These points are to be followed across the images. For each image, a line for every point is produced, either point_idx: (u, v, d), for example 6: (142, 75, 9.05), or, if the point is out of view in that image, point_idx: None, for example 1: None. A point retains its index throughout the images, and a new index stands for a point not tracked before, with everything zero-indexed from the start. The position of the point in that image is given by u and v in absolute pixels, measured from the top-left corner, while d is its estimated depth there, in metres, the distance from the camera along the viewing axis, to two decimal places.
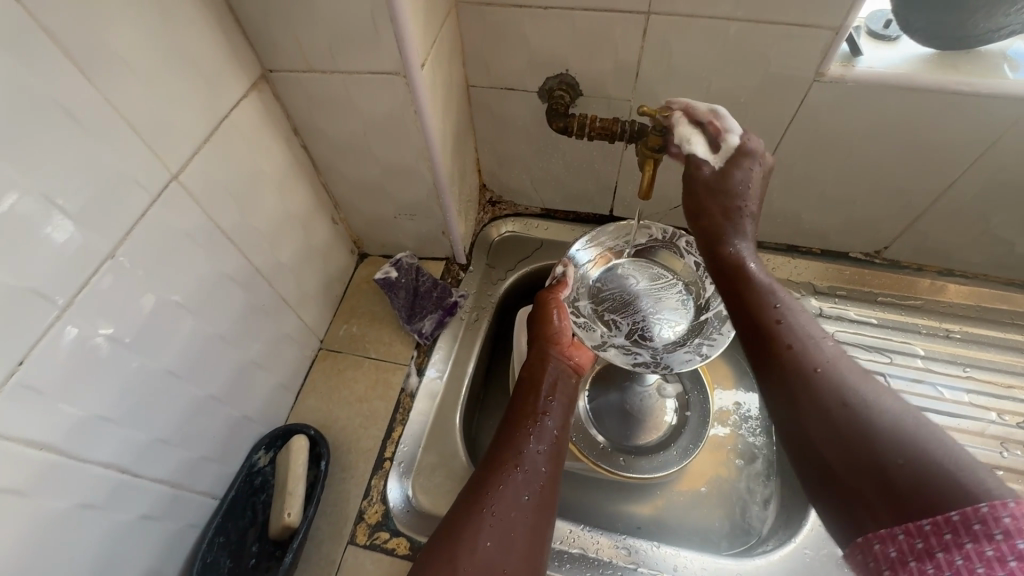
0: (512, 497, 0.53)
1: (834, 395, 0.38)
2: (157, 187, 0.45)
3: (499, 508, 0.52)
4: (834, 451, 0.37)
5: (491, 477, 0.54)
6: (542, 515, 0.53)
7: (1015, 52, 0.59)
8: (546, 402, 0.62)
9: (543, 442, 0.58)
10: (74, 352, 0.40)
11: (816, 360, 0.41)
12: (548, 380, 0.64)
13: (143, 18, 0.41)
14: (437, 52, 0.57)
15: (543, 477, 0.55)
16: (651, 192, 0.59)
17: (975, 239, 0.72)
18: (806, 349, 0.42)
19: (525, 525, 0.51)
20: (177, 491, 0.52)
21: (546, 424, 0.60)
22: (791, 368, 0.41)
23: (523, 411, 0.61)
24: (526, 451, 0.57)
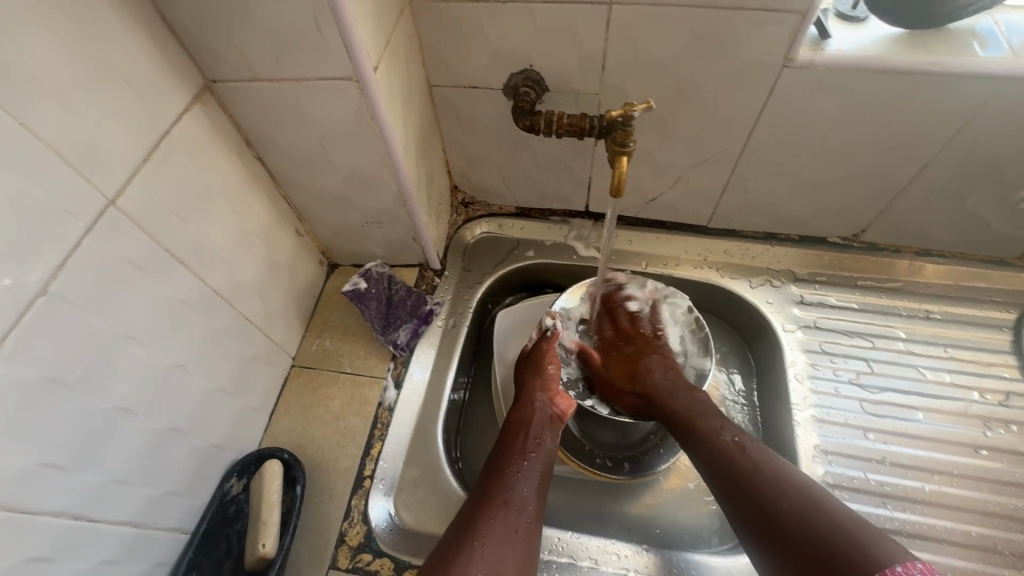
0: (503, 533, 0.51)
1: (765, 489, 0.50)
2: (92, 215, 0.42)
3: (489, 547, 0.50)
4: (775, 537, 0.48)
5: (480, 512, 0.53)
6: (529, 555, 0.51)
7: (984, 28, 0.58)
8: (534, 442, 0.61)
9: (533, 482, 0.57)
10: (11, 399, 0.37)
11: (747, 459, 0.53)
12: (537, 420, 0.63)
13: (62, 34, 0.38)
14: (390, 53, 0.55)
15: (531, 515, 0.54)
16: (622, 188, 0.57)
17: (952, 218, 0.71)
18: (743, 449, 0.54)
19: (514, 564, 0.50)
20: (141, 531, 0.50)
21: (535, 462, 0.59)
22: (733, 468, 0.53)
23: (510, 447, 0.60)
24: (516, 487, 0.56)
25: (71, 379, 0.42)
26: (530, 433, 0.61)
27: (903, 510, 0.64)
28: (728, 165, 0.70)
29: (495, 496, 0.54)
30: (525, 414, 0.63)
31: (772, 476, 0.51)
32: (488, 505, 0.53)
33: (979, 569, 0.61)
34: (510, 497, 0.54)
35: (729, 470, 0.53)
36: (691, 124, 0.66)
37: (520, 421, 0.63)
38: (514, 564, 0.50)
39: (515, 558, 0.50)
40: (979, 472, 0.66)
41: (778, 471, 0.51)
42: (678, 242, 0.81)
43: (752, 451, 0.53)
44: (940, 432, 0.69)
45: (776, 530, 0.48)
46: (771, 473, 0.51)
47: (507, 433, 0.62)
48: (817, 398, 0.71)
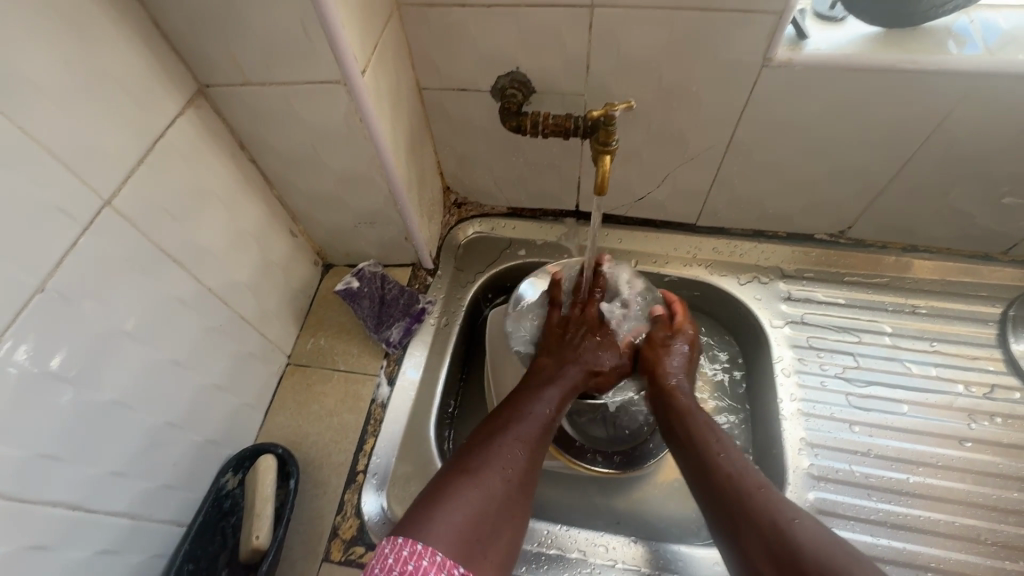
0: (509, 474, 0.51)
1: (763, 519, 0.50)
2: (88, 216, 0.43)
3: (497, 482, 0.50)
4: (759, 548, 0.49)
5: (494, 448, 0.53)
6: (527, 504, 0.51)
7: (960, 27, 0.59)
8: (556, 398, 0.61)
9: (545, 431, 0.58)
10: (11, 393, 0.39)
11: (749, 488, 0.53)
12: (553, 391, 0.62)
13: (57, 40, 0.40)
14: (379, 57, 0.56)
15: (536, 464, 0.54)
16: (606, 186, 0.59)
17: (936, 214, 0.72)
18: (742, 479, 0.54)
19: (515, 508, 0.50)
20: (138, 523, 0.51)
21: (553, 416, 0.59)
22: (732, 494, 0.53)
23: (528, 398, 0.60)
24: (525, 435, 0.55)
25: (69, 373, 0.43)
26: (555, 393, 0.62)
27: (887, 501, 0.65)
28: (714, 163, 0.72)
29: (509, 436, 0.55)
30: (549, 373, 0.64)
31: (770, 506, 0.51)
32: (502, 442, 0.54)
33: (962, 558, 0.62)
34: (522, 436, 0.55)
35: (728, 498, 0.53)
36: (676, 123, 0.67)
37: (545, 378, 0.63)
38: (513, 507, 0.49)
39: (518, 503, 0.50)
40: (963, 463, 0.67)
41: (779, 504, 0.51)
42: (667, 240, 0.82)
43: (760, 481, 0.54)
44: (926, 425, 0.70)
45: (771, 559, 0.47)
46: (772, 503, 0.51)
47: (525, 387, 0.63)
48: (804, 392, 0.72)
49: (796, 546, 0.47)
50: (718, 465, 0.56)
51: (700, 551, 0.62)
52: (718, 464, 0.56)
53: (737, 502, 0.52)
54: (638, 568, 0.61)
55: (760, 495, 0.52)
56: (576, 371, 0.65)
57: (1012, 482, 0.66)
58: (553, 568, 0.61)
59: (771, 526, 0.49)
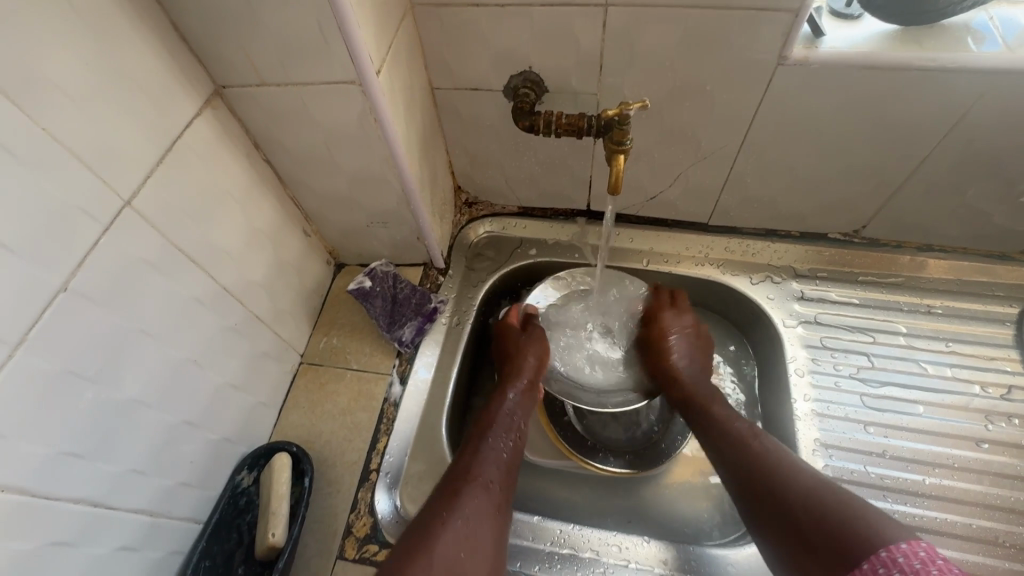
0: (477, 513, 0.52)
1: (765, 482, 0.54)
2: (109, 215, 0.44)
3: (461, 522, 0.51)
4: (779, 512, 0.51)
5: (457, 488, 0.54)
6: (500, 535, 0.53)
7: (978, 24, 0.58)
8: (509, 427, 0.62)
9: (504, 463, 0.58)
10: (37, 391, 0.40)
11: (754, 453, 0.56)
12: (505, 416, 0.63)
13: (78, 42, 0.40)
14: (393, 57, 0.56)
15: (501, 499, 0.55)
16: (620, 186, 0.59)
17: (953, 213, 0.72)
18: (758, 448, 0.57)
19: (486, 543, 0.51)
20: (157, 520, 0.52)
21: (510, 444, 0.60)
22: (748, 465, 0.56)
23: (485, 429, 0.61)
24: (486, 470, 0.56)
25: (91, 372, 0.44)
26: (507, 420, 0.62)
27: (903, 502, 0.65)
28: (727, 162, 0.71)
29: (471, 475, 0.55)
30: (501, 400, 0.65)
31: (772, 469, 0.54)
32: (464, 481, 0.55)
33: (978, 560, 0.61)
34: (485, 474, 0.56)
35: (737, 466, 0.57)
36: (689, 122, 0.67)
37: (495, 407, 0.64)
38: (485, 544, 0.51)
39: (488, 539, 0.52)
40: (980, 465, 0.66)
41: (790, 468, 0.54)
42: (678, 240, 0.82)
43: (762, 444, 0.57)
44: (941, 426, 0.69)
45: (777, 520, 0.51)
46: (773, 465, 0.54)
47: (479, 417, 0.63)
48: (818, 392, 0.72)
49: (794, 506, 0.50)
50: (726, 434, 0.60)
51: (713, 552, 0.62)
52: (727, 432, 0.60)
53: (745, 469, 0.56)
54: (651, 568, 0.61)
55: (763, 460, 0.55)
56: (519, 392, 0.66)
57: None
58: (566, 568, 0.61)
59: (774, 488, 0.53)
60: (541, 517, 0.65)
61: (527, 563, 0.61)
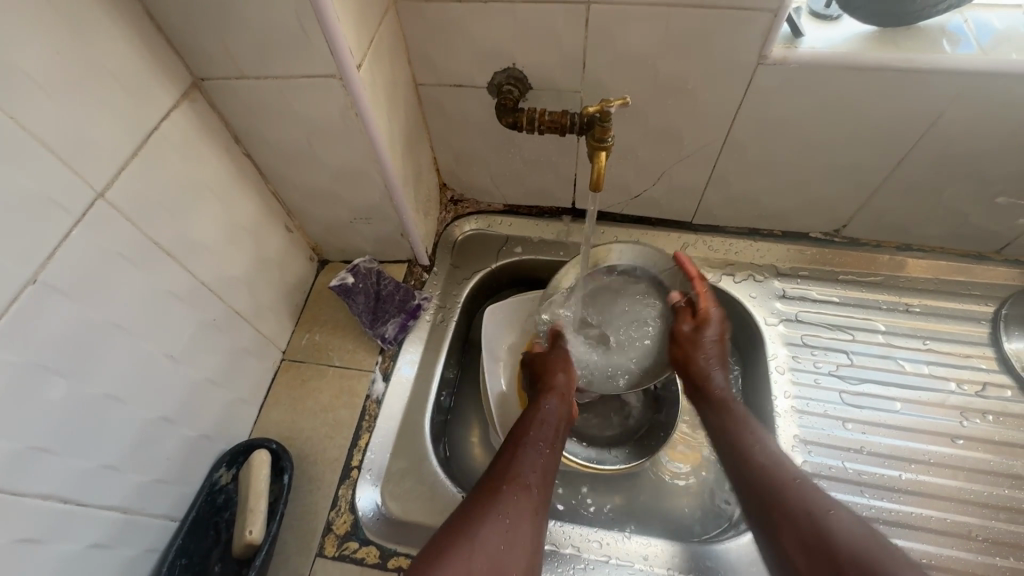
0: (518, 517, 0.52)
1: (797, 509, 0.52)
2: (81, 207, 0.43)
3: (503, 522, 0.51)
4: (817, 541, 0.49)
5: (498, 488, 0.54)
6: (538, 542, 0.53)
7: (954, 26, 0.59)
8: (551, 436, 0.62)
9: (545, 467, 0.59)
10: (4, 384, 0.39)
11: (789, 482, 0.55)
12: (544, 417, 0.63)
13: (49, 31, 0.39)
14: (374, 52, 0.56)
15: (541, 506, 0.55)
16: (601, 183, 0.59)
17: (930, 212, 0.73)
18: (798, 482, 0.55)
19: (527, 542, 0.52)
20: (131, 517, 0.51)
21: (551, 453, 0.60)
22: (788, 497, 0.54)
23: (527, 434, 0.61)
24: (533, 476, 0.57)
25: (62, 366, 0.43)
26: (548, 424, 0.63)
27: (880, 498, 0.66)
28: (709, 161, 0.72)
29: (513, 481, 0.55)
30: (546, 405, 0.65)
31: (808, 500, 0.53)
32: (507, 486, 0.55)
33: (953, 555, 0.62)
34: (530, 479, 0.56)
35: (761, 491, 0.56)
36: (672, 120, 0.67)
37: (538, 411, 0.64)
38: (527, 544, 0.51)
39: (530, 539, 0.52)
40: (955, 460, 0.67)
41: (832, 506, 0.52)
42: (663, 238, 0.82)
43: (796, 475, 0.56)
44: (918, 422, 0.70)
45: (805, 547, 0.50)
46: (810, 495, 0.53)
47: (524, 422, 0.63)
48: (798, 389, 0.73)
49: (830, 534, 0.49)
50: (754, 458, 0.58)
51: (694, 547, 0.63)
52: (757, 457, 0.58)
53: (772, 496, 0.54)
54: (631, 563, 0.61)
55: (795, 489, 0.54)
56: (556, 397, 0.65)
57: (1004, 478, 0.66)
58: (546, 564, 0.61)
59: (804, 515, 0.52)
60: None
61: None
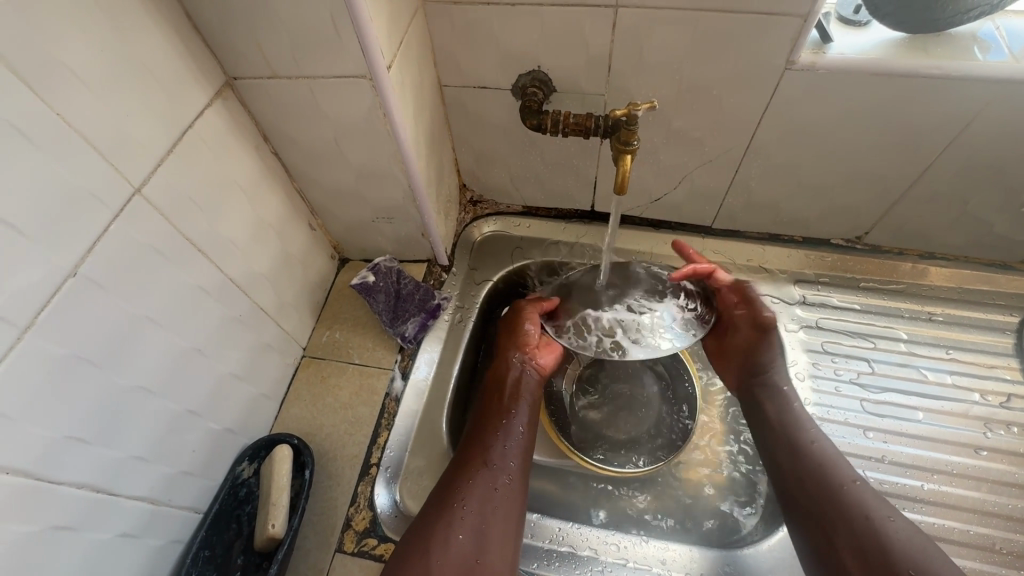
0: (484, 493, 0.57)
1: (853, 512, 0.54)
2: (119, 202, 0.44)
3: (471, 498, 0.56)
4: (850, 537, 0.53)
5: (464, 470, 0.58)
6: (512, 508, 0.57)
7: (985, 33, 0.59)
8: (512, 406, 0.66)
9: (518, 436, 0.63)
10: (43, 373, 0.40)
11: (845, 482, 0.56)
12: (513, 380, 0.68)
13: (96, 30, 0.41)
14: (403, 52, 0.57)
15: (509, 472, 0.59)
16: (625, 186, 0.59)
17: (955, 221, 0.72)
18: (835, 472, 0.57)
19: (495, 515, 0.55)
20: (157, 508, 0.52)
21: (516, 428, 0.64)
22: (828, 490, 0.56)
23: (494, 413, 0.65)
24: (501, 450, 0.61)
25: (96, 357, 0.44)
26: (513, 393, 0.67)
27: (901, 508, 0.65)
28: (732, 166, 0.72)
29: (477, 458, 0.59)
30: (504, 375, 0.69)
31: (849, 493, 0.55)
32: (471, 465, 0.59)
33: (978, 567, 0.61)
34: (500, 454, 0.60)
35: (815, 486, 0.57)
36: (696, 124, 0.67)
37: (499, 384, 0.68)
38: (496, 515, 0.56)
39: (498, 513, 0.56)
40: (978, 472, 0.67)
41: (867, 497, 0.55)
42: (682, 242, 0.82)
43: (836, 465, 0.58)
44: (941, 432, 0.69)
45: (858, 548, 0.52)
46: (867, 497, 0.55)
47: (490, 398, 0.68)
48: (818, 396, 0.72)
49: (888, 541, 0.51)
50: (804, 454, 0.59)
51: (712, 554, 0.62)
52: (809, 452, 0.59)
53: (828, 495, 0.56)
54: (648, 568, 0.61)
55: (851, 491, 0.55)
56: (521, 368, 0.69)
57: None
58: (564, 565, 0.61)
59: (861, 518, 0.53)
60: (539, 515, 0.65)
61: (526, 561, 0.61)
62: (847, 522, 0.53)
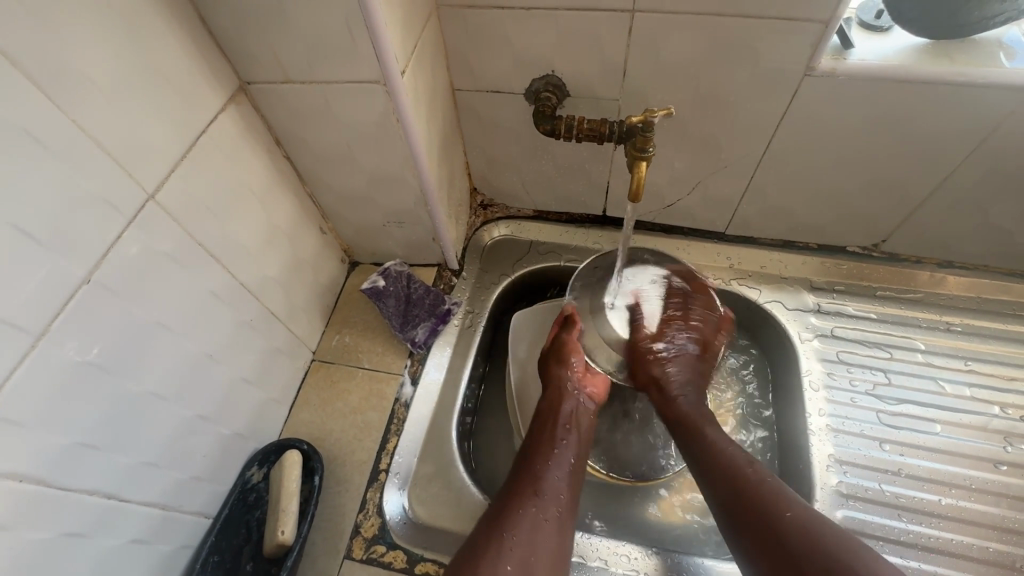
0: (536, 524, 0.52)
1: (757, 520, 0.50)
2: (133, 208, 0.44)
3: (519, 536, 0.51)
4: (772, 549, 0.48)
5: (510, 504, 0.53)
6: (563, 545, 0.52)
7: (1011, 39, 0.57)
8: (565, 436, 0.61)
9: (570, 469, 0.58)
10: (56, 382, 0.40)
11: (746, 483, 0.53)
12: (567, 412, 0.63)
13: (112, 35, 0.40)
14: (417, 56, 0.56)
15: (563, 505, 0.55)
16: (641, 194, 0.57)
17: (976, 230, 0.70)
18: (746, 475, 0.53)
19: (547, 552, 0.51)
20: (168, 513, 0.52)
21: (567, 460, 0.59)
22: (745, 497, 0.52)
23: (541, 444, 0.60)
24: (553, 489, 0.56)
25: (108, 364, 0.44)
26: (566, 422, 0.62)
27: (917, 523, 0.64)
28: (748, 172, 0.70)
29: (526, 488, 0.55)
30: (556, 401, 0.64)
31: (768, 499, 0.51)
32: (520, 496, 0.54)
33: None
34: (550, 490, 0.55)
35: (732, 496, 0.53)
36: (711, 130, 0.66)
37: (552, 411, 0.63)
38: (548, 556, 0.51)
39: (551, 550, 0.51)
40: (998, 487, 0.65)
41: (784, 498, 0.51)
42: (695, 248, 0.81)
43: (753, 470, 0.54)
44: (960, 446, 0.68)
45: (778, 562, 0.47)
46: (769, 494, 0.51)
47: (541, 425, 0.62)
48: (833, 407, 0.71)
49: (797, 544, 0.47)
50: (720, 461, 0.55)
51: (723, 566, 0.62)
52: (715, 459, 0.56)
53: (736, 509, 0.52)
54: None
55: (764, 490, 0.52)
56: (576, 401, 0.64)
57: None
58: None
59: (766, 525, 0.49)
60: None
61: None
62: (765, 533, 0.49)
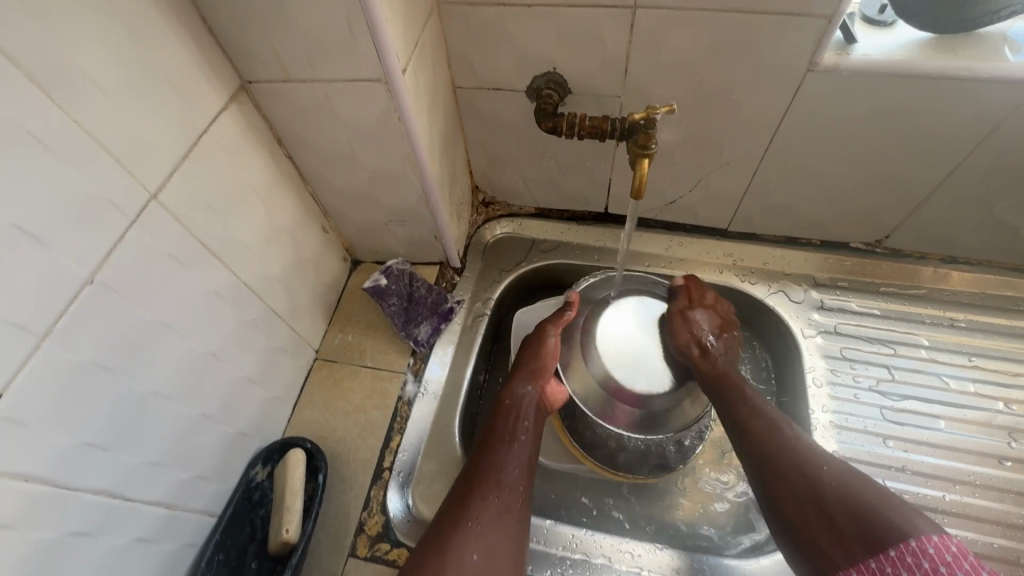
0: (496, 517, 0.51)
1: (790, 462, 0.51)
2: (136, 208, 0.44)
3: (480, 530, 0.49)
4: (798, 500, 0.48)
5: (468, 497, 0.52)
6: (521, 537, 0.51)
7: (1016, 33, 0.57)
8: (521, 428, 0.59)
9: (528, 459, 0.57)
10: (62, 382, 0.40)
11: (779, 435, 0.53)
12: (524, 406, 0.61)
13: (114, 35, 0.40)
14: (418, 55, 0.56)
15: (522, 496, 0.54)
16: (644, 192, 0.57)
17: (980, 225, 0.70)
18: (771, 428, 0.54)
19: (505, 545, 0.49)
20: (173, 512, 0.52)
21: (523, 450, 0.57)
22: (770, 447, 0.53)
23: (497, 436, 0.58)
24: (512, 480, 0.54)
25: (112, 364, 0.44)
26: (520, 412, 0.60)
27: None
28: (750, 169, 0.70)
29: (486, 479, 0.53)
30: (512, 398, 0.62)
31: (795, 454, 0.51)
32: (480, 488, 0.53)
33: None
34: (508, 481, 0.54)
35: (758, 450, 0.53)
36: (713, 126, 0.66)
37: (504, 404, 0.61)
38: (508, 548, 0.49)
39: (509, 542, 0.50)
40: (1002, 483, 0.65)
41: (808, 450, 0.51)
42: (697, 245, 0.81)
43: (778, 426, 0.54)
44: (963, 442, 0.68)
45: (800, 501, 0.48)
46: (800, 450, 0.51)
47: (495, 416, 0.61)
48: (836, 404, 0.71)
49: (822, 488, 0.47)
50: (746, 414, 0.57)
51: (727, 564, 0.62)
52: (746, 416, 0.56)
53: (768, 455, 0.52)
54: None
55: (789, 444, 0.52)
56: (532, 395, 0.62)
57: None
58: (578, 574, 0.61)
59: (794, 471, 0.50)
60: (552, 522, 0.64)
61: (539, 568, 0.61)
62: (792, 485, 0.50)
